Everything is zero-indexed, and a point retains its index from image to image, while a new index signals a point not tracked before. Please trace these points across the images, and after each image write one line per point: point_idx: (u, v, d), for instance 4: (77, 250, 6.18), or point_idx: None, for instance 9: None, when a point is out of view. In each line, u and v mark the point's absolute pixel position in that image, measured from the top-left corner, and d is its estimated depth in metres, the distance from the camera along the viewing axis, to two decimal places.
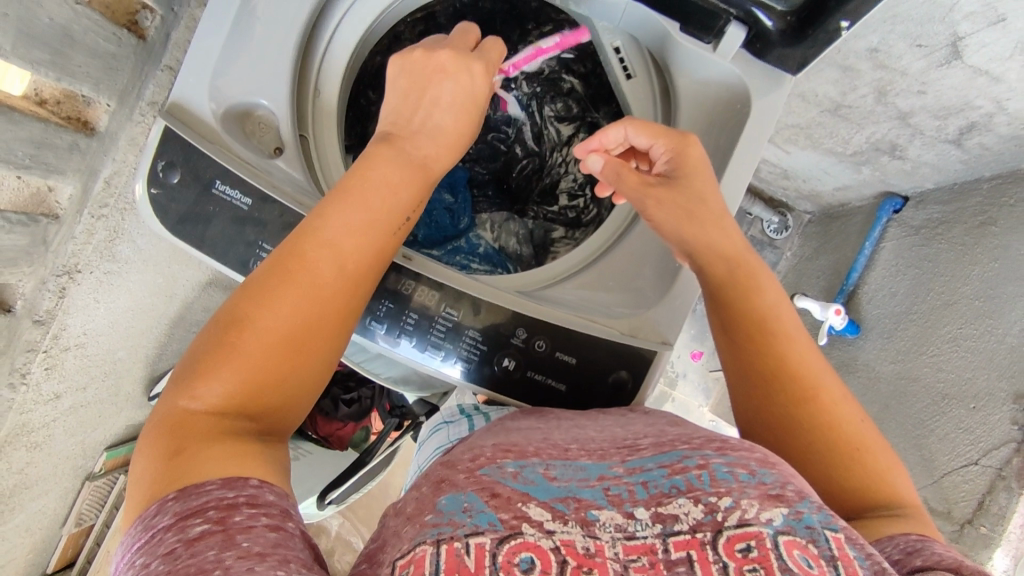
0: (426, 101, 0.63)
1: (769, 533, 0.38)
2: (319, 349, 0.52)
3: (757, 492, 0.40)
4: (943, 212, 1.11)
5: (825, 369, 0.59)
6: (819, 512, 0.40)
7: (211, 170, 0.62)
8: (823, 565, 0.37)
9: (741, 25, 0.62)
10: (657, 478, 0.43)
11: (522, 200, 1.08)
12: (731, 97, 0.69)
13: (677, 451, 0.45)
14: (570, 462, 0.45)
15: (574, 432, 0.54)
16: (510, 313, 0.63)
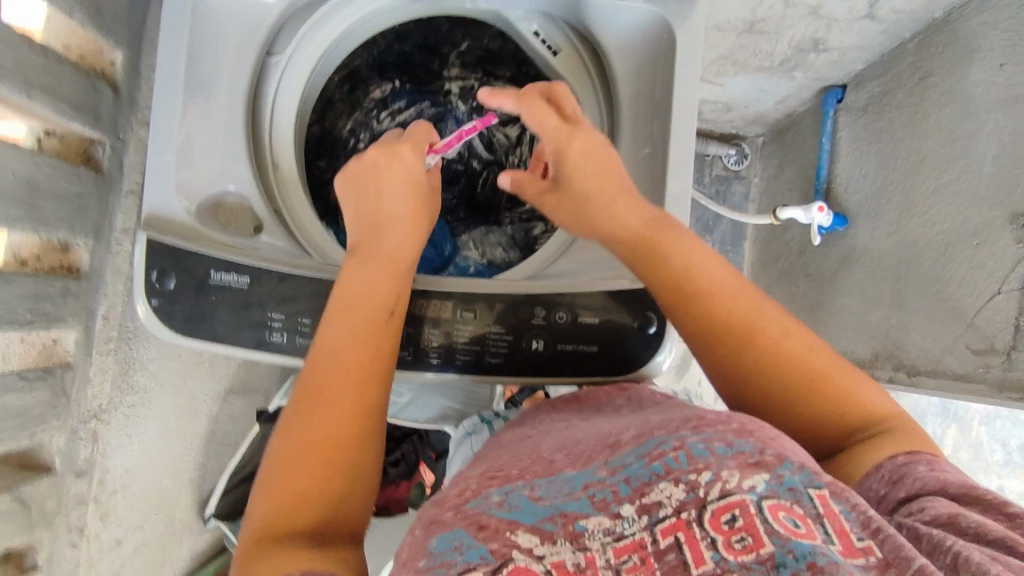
0: (376, 198, 0.65)
1: (752, 498, 0.39)
2: (363, 443, 0.55)
3: (736, 462, 0.41)
4: (882, 84, 1.18)
5: (762, 310, 0.58)
6: (801, 471, 0.41)
7: (203, 265, 0.63)
8: (810, 524, 0.39)
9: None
10: (638, 470, 0.43)
11: (494, 210, 1.10)
12: (654, 33, 0.71)
13: (654, 437, 0.45)
14: (556, 476, 0.46)
15: (563, 436, 0.53)
16: (525, 296, 0.64)
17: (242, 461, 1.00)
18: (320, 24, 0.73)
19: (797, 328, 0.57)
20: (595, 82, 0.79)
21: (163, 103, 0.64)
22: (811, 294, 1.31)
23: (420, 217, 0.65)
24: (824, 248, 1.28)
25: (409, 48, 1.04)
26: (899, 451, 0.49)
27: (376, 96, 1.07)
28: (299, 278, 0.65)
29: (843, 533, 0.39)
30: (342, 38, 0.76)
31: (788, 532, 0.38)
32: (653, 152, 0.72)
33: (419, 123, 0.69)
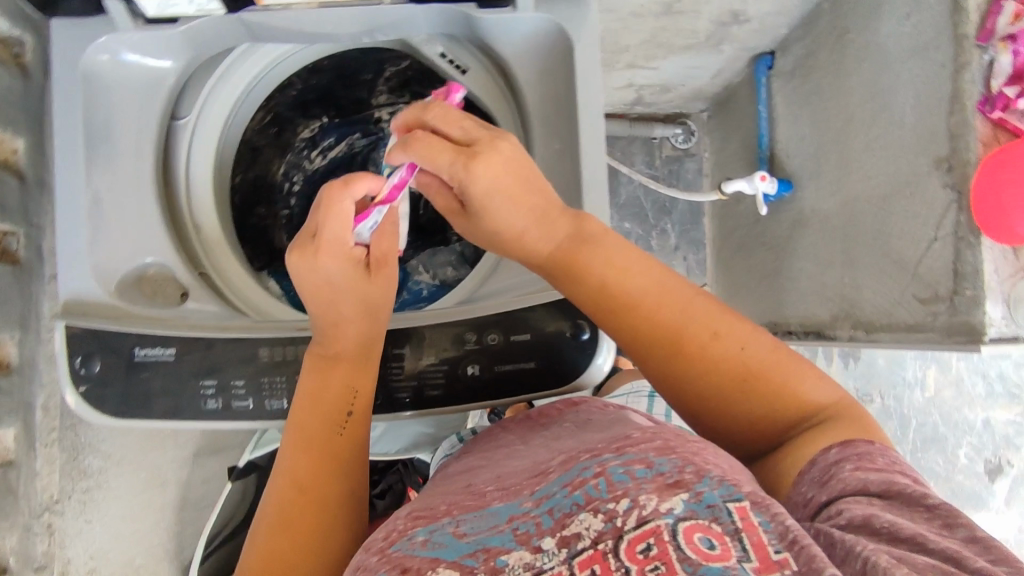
0: (316, 295, 0.62)
1: (668, 523, 0.44)
2: (321, 541, 0.55)
3: (653, 485, 0.45)
4: (805, 46, 1.18)
5: (694, 314, 0.58)
6: (720, 487, 0.45)
7: (127, 342, 0.64)
8: (726, 543, 0.43)
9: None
10: (560, 500, 0.48)
11: (440, 230, 1.09)
12: (551, 41, 0.68)
13: (578, 464, 0.50)
14: (481, 512, 0.51)
15: (501, 466, 0.59)
16: (454, 323, 0.64)
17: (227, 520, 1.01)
18: (222, 82, 0.73)
19: (730, 328, 0.58)
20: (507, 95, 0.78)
21: (67, 179, 0.63)
22: (770, 263, 1.32)
23: (370, 303, 0.62)
24: (775, 217, 1.29)
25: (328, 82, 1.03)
26: (831, 442, 0.51)
27: (305, 136, 1.07)
28: (231, 339, 0.64)
29: (760, 549, 0.42)
30: (248, 92, 0.76)
31: (700, 556, 0.42)
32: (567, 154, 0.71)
33: (335, 221, 0.61)
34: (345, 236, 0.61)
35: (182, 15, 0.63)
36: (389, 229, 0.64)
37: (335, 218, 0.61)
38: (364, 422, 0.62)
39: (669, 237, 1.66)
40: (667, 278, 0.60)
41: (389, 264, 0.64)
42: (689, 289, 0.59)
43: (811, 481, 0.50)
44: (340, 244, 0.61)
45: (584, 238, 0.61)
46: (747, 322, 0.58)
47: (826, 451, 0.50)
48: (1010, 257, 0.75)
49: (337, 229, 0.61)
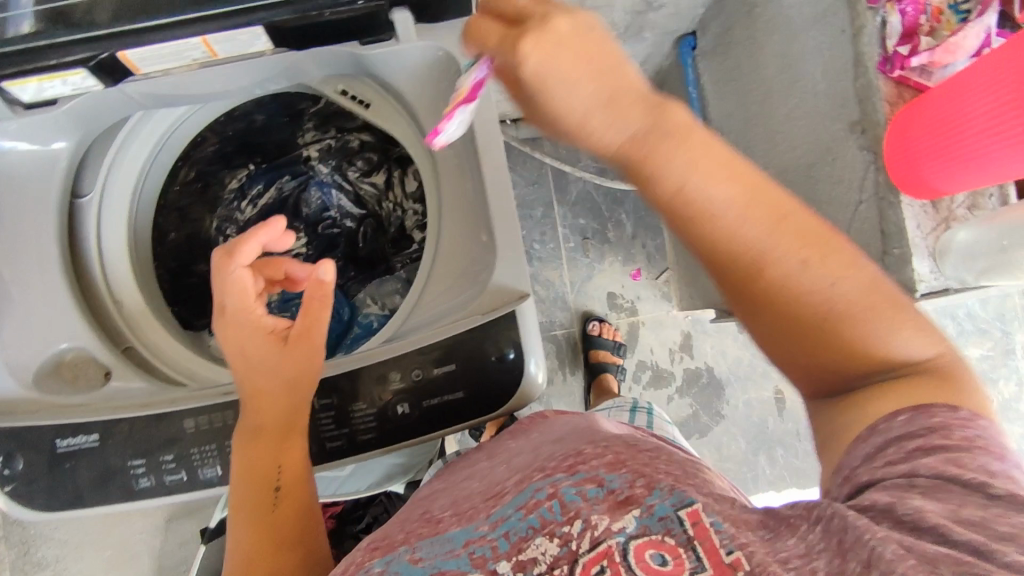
0: (238, 368, 0.60)
1: (619, 542, 0.47)
2: None
3: (605, 504, 0.49)
4: (722, 23, 1.18)
5: (783, 246, 0.46)
6: (672, 497, 0.48)
7: (46, 435, 0.64)
8: (680, 555, 0.45)
9: (400, 7, 0.60)
10: (516, 523, 0.50)
11: (383, 259, 1.09)
12: (437, 66, 0.67)
13: (530, 485, 0.52)
14: (439, 537, 0.53)
15: (459, 492, 0.61)
16: (376, 364, 0.63)
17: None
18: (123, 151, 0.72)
19: (824, 265, 0.47)
20: (412, 126, 0.76)
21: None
22: None
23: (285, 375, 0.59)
24: None
25: (249, 132, 1.03)
26: (901, 408, 0.46)
27: (233, 186, 1.07)
28: (155, 414, 0.64)
29: (711, 554, 0.44)
30: (155, 156, 0.76)
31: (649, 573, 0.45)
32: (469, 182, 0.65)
33: (236, 294, 0.58)
34: (251, 308, 0.59)
35: (61, 96, 0.61)
36: (317, 300, 0.59)
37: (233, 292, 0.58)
38: (298, 487, 0.61)
39: (626, 227, 1.64)
40: (758, 207, 0.45)
41: (308, 317, 0.60)
42: (789, 212, 0.46)
43: (861, 455, 0.47)
44: (248, 316, 0.59)
45: (658, 135, 0.44)
46: (849, 251, 0.47)
47: (892, 420, 0.46)
48: (930, 210, 0.75)
49: (240, 297, 0.59)
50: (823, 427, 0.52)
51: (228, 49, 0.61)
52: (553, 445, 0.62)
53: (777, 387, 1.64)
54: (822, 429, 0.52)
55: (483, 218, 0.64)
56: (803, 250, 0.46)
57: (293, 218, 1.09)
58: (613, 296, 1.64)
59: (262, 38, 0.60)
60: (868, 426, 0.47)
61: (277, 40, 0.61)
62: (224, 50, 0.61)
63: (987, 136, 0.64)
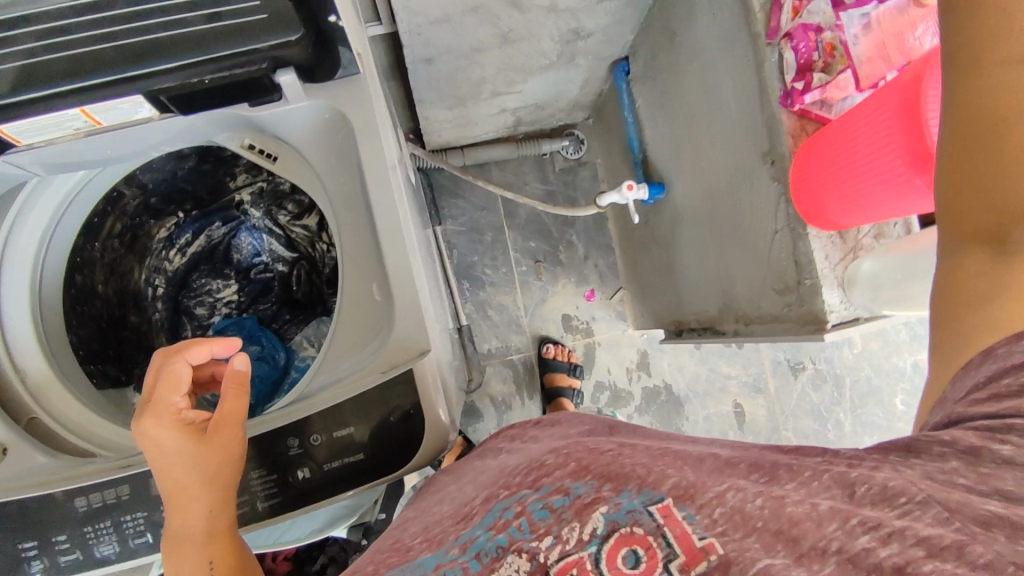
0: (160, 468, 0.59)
1: (591, 553, 0.40)
2: None
3: (573, 510, 0.42)
4: (649, 49, 1.19)
5: (999, 33, 0.43)
6: (640, 494, 0.42)
7: None
8: (652, 547, 0.40)
9: (285, 68, 0.60)
10: (484, 544, 0.43)
11: (319, 300, 1.07)
12: (331, 123, 0.67)
13: (499, 504, 0.47)
14: (404, 567, 0.45)
15: (427, 522, 0.56)
16: (272, 432, 0.63)
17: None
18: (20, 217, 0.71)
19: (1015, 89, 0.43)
20: (315, 179, 0.72)
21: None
22: (663, 263, 1.30)
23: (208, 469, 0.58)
24: (660, 217, 1.28)
25: (179, 183, 0.98)
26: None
27: (161, 237, 1.04)
28: (44, 495, 0.60)
29: (683, 539, 0.40)
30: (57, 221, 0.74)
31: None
32: (372, 244, 0.67)
33: (163, 382, 0.61)
34: (172, 398, 0.60)
35: None
36: (237, 391, 0.62)
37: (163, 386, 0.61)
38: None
39: (576, 248, 1.65)
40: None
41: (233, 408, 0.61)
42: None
43: (970, 384, 0.44)
44: (167, 407, 0.60)
45: None
46: None
47: (1014, 345, 0.43)
48: (837, 241, 0.74)
49: (168, 389, 0.61)
50: (954, 319, 0.50)
51: (110, 118, 0.60)
52: (520, 459, 0.58)
53: (735, 401, 1.64)
54: (949, 336, 0.49)
55: (381, 278, 0.66)
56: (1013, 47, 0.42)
57: (224, 265, 1.10)
58: (568, 318, 1.64)
59: (145, 106, 0.59)
60: (986, 350, 0.45)
61: (160, 107, 0.60)
62: (106, 118, 0.60)
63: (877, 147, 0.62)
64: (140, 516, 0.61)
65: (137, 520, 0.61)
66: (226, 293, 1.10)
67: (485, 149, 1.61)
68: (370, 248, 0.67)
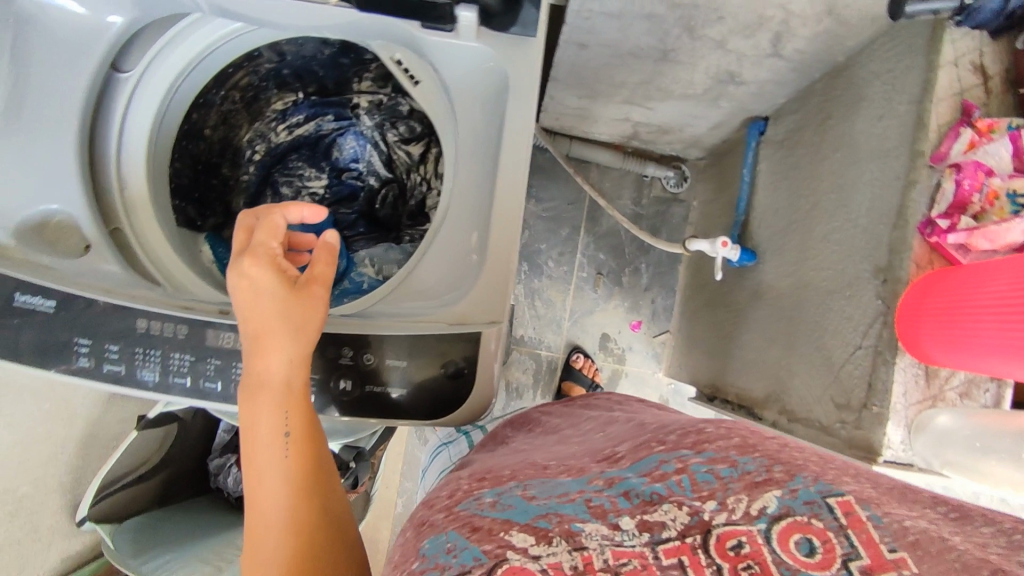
0: (250, 305, 0.63)
1: (761, 528, 0.46)
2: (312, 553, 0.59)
3: (742, 483, 0.49)
4: (796, 120, 1.18)
5: None
6: (818, 486, 0.48)
7: (8, 284, 0.64)
8: (830, 540, 0.45)
9: (468, 5, 0.62)
10: (638, 487, 0.51)
11: (396, 227, 1.11)
12: (493, 78, 0.68)
13: (654, 457, 0.55)
14: (551, 484, 0.56)
15: (555, 452, 0.65)
16: (329, 338, 0.66)
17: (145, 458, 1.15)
18: (161, 56, 0.74)
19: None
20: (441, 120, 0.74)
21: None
22: (725, 325, 1.29)
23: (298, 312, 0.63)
24: (739, 285, 1.26)
25: (316, 66, 1.01)
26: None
27: (277, 108, 1.07)
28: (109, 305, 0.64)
29: (872, 546, 0.44)
30: (186, 74, 0.77)
31: (798, 563, 0.44)
32: (481, 205, 0.68)
33: (263, 228, 0.66)
34: (271, 242, 0.66)
35: None
36: (328, 256, 0.67)
37: (266, 232, 0.66)
38: (306, 433, 0.63)
39: (641, 276, 1.63)
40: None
41: (321, 267, 0.67)
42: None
43: None
44: (266, 250, 0.65)
45: None
46: None
47: None
48: (921, 383, 0.72)
49: (266, 238, 0.66)
50: None
51: None
52: (627, 424, 0.66)
53: None
54: None
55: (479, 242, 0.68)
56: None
57: (322, 158, 1.10)
58: (606, 338, 1.63)
59: None
60: None
61: None
62: None
63: (1011, 297, 0.60)
64: (186, 358, 0.65)
65: (182, 360, 0.65)
66: (315, 184, 1.10)
67: (594, 149, 1.61)
68: (472, 212, 0.69)
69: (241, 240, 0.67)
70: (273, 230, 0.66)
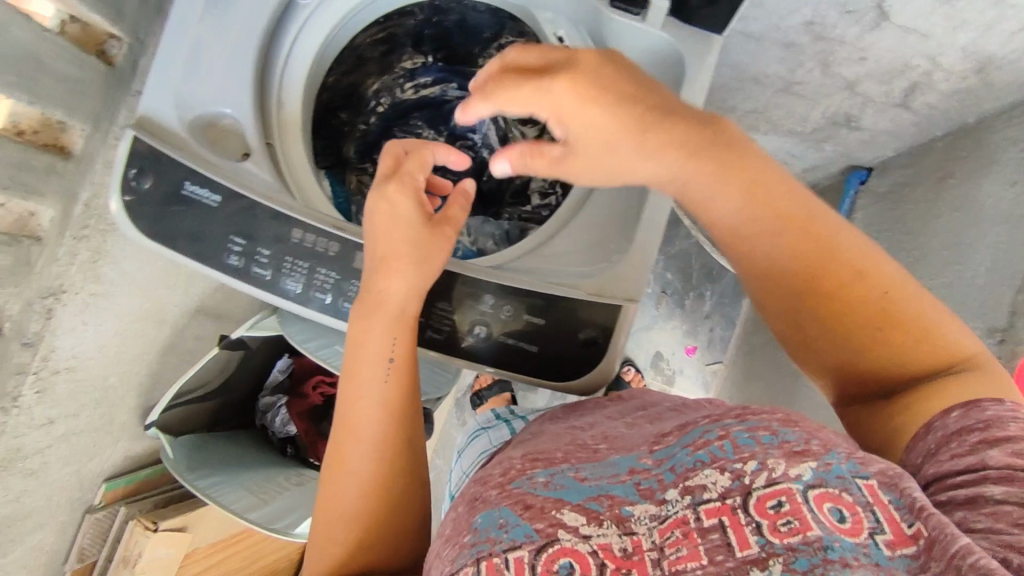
0: (387, 230, 0.64)
1: (800, 489, 0.42)
2: (394, 470, 0.63)
3: (782, 451, 0.44)
4: (905, 176, 1.17)
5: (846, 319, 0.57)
6: (849, 462, 0.43)
7: (179, 172, 0.65)
8: (859, 513, 0.41)
9: None
10: (683, 457, 0.48)
11: (496, 203, 1.12)
12: (664, 62, 0.69)
13: (699, 427, 0.50)
14: (602, 462, 0.53)
15: (605, 430, 0.61)
16: (479, 283, 0.68)
17: (204, 381, 1.10)
18: None
19: (831, 263, 0.57)
20: None
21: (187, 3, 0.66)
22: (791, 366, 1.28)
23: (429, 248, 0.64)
24: None
25: (451, 28, 1.03)
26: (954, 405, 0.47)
27: (406, 66, 1.07)
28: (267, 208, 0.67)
29: (893, 523, 0.40)
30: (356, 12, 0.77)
31: (832, 529, 0.41)
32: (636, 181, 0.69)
33: (413, 159, 0.66)
34: (417, 174, 0.66)
35: None
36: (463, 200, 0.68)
37: (414, 162, 0.66)
38: (407, 363, 0.65)
39: (703, 303, 1.63)
40: (692, 170, 0.56)
41: (454, 207, 0.67)
42: (762, 185, 0.59)
43: None
44: (411, 180, 0.66)
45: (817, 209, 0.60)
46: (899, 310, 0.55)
47: None
48: None
49: (413, 168, 0.66)
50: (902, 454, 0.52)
51: None
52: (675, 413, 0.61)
53: None
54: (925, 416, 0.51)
55: (622, 224, 0.70)
56: (780, 230, 0.59)
57: (441, 123, 1.10)
58: (659, 356, 1.65)
59: None
60: None
61: None
62: None
63: None
64: (331, 275, 0.68)
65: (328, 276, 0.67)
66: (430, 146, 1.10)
67: None
68: (620, 193, 0.71)
69: (386, 162, 0.67)
70: (421, 162, 0.67)
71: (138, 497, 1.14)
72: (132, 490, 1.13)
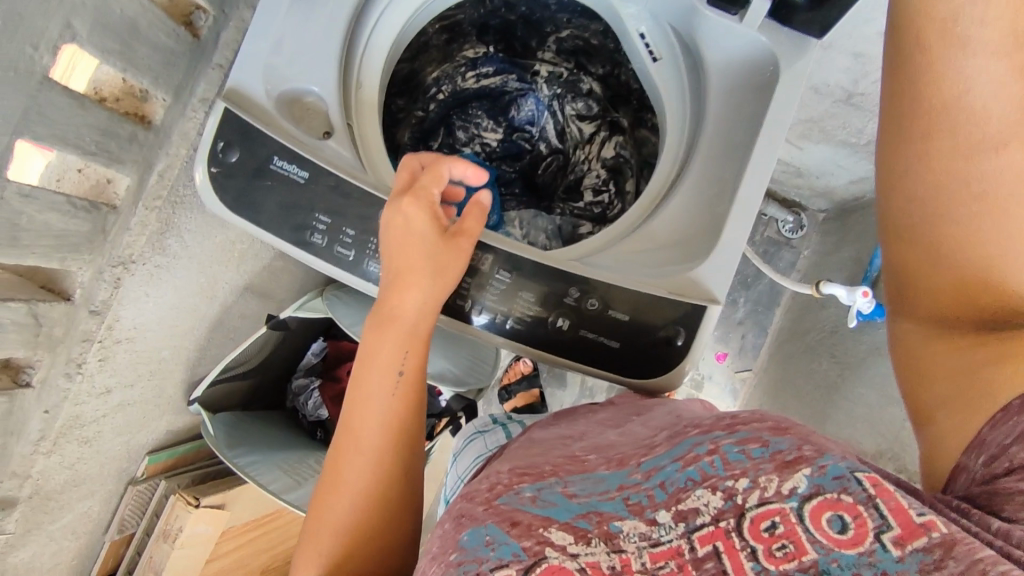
0: (402, 245, 0.63)
1: (794, 506, 0.42)
2: (390, 486, 0.62)
3: (772, 464, 0.45)
4: None
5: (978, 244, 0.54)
6: (841, 463, 0.44)
7: (268, 147, 0.65)
8: (861, 515, 0.41)
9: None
10: (673, 474, 0.47)
11: (548, 196, 1.12)
12: (758, 65, 0.69)
13: (687, 441, 0.50)
14: (589, 476, 0.50)
15: (598, 440, 0.60)
16: (562, 275, 0.69)
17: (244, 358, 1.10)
18: None
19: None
20: (678, 95, 0.76)
21: None
22: (828, 378, 1.27)
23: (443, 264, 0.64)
24: (857, 342, 1.24)
25: (514, 18, 1.00)
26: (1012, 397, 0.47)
27: (468, 55, 1.06)
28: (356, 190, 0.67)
29: (900, 514, 0.40)
30: None
31: (831, 541, 0.40)
32: (724, 175, 0.70)
33: (432, 174, 0.65)
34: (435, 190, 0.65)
35: None
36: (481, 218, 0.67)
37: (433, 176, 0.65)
38: (414, 379, 0.65)
39: (737, 309, 1.62)
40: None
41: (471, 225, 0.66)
42: None
43: None
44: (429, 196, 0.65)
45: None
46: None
47: None
48: None
49: (433, 182, 0.65)
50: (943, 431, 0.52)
51: None
52: (667, 417, 0.62)
53: None
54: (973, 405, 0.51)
55: (701, 225, 0.71)
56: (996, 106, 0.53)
57: (500, 113, 1.10)
58: None
59: None
60: None
61: None
62: None
63: None
64: None
65: None
66: (489, 137, 1.10)
67: None
68: (698, 193, 0.72)
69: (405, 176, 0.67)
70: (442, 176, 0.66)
71: (176, 472, 1.16)
72: (171, 465, 1.15)
